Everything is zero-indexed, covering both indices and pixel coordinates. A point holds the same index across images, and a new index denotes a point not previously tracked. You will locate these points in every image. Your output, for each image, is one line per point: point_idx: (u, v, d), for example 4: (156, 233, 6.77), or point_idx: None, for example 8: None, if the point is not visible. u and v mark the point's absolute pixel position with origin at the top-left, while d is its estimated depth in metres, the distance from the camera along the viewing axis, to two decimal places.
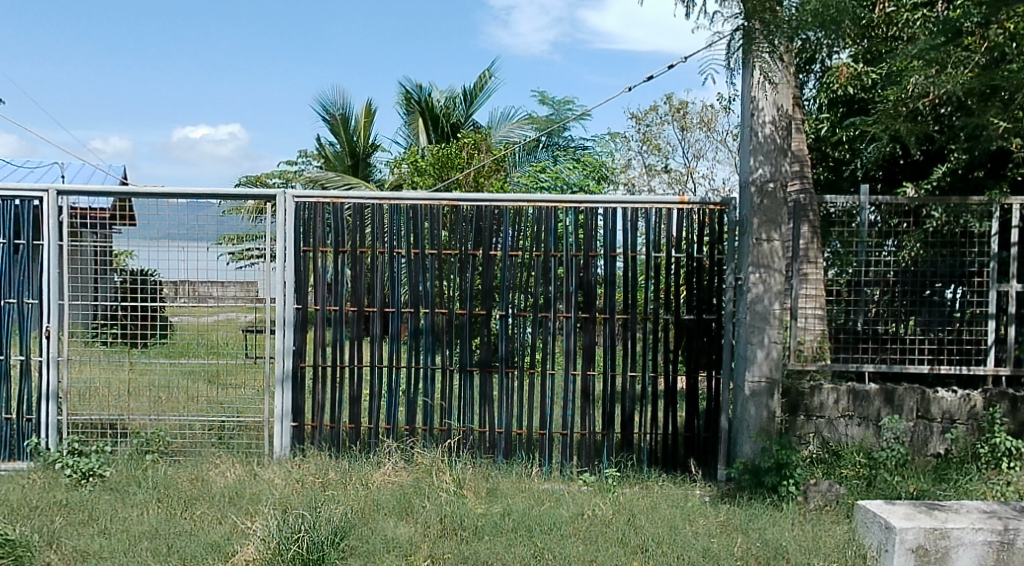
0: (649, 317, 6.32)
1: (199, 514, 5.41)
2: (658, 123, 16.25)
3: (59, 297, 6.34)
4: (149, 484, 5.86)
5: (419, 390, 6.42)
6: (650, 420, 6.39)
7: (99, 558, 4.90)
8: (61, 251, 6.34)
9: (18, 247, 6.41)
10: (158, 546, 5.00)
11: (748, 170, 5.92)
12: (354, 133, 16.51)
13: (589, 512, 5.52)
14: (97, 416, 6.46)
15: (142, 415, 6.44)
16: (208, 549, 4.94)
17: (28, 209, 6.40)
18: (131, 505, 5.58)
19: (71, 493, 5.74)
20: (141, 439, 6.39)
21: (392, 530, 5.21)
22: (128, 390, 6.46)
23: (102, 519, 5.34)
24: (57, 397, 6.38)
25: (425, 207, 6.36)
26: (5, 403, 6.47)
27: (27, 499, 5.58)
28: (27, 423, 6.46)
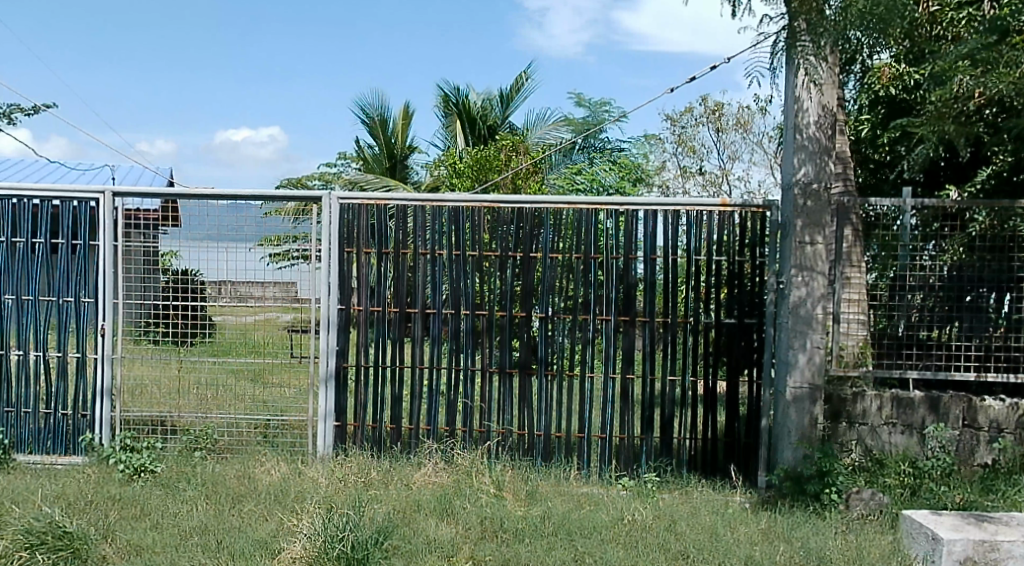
0: (689, 319, 6.30)
1: (247, 511, 5.49)
2: (693, 125, 16.18)
3: (113, 296, 6.47)
4: (198, 481, 5.96)
5: (459, 391, 6.46)
6: (690, 424, 6.36)
7: (151, 553, 4.99)
8: (115, 251, 6.44)
9: (75, 247, 6.52)
10: (209, 541, 5.08)
11: (791, 170, 5.89)
12: (392, 135, 16.62)
13: (629, 517, 5.54)
14: (147, 413, 6.57)
15: (190, 413, 6.57)
16: (256, 546, 5.02)
17: (85, 211, 6.50)
18: (181, 500, 5.68)
19: (124, 489, 5.84)
20: (190, 437, 6.50)
21: (434, 530, 5.27)
22: (176, 389, 6.55)
23: (155, 514, 5.45)
24: (110, 394, 6.51)
25: (467, 208, 6.40)
26: (62, 399, 6.60)
27: (83, 494, 5.69)
28: (81, 420, 6.59)
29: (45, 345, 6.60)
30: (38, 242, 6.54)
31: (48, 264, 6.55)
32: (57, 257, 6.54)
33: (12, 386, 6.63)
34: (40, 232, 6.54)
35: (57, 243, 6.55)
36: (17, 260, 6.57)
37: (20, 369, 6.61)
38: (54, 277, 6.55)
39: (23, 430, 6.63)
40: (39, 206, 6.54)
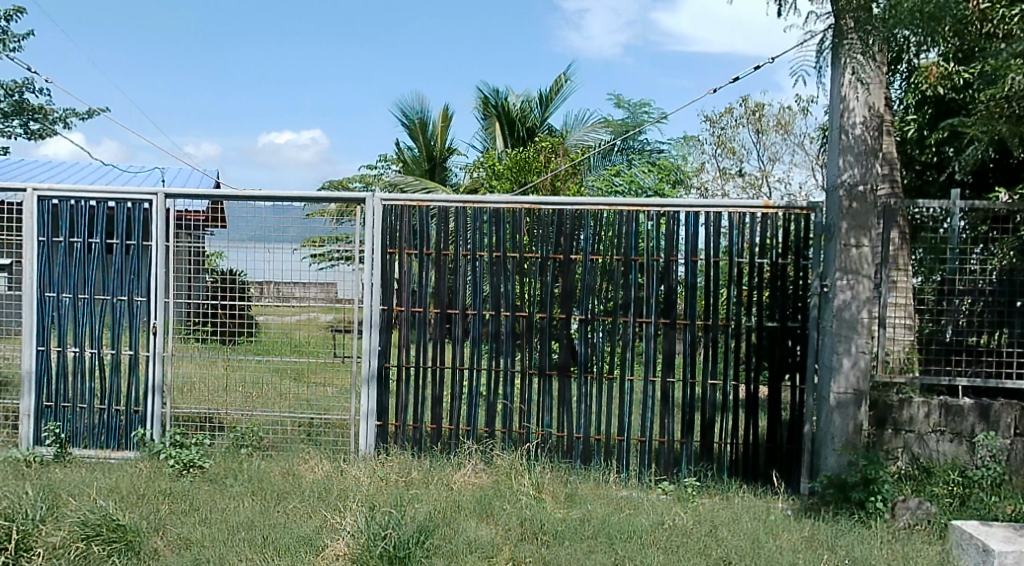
0: (731, 322, 6.24)
1: (292, 507, 5.55)
2: (733, 126, 16.04)
3: (164, 294, 6.60)
4: (245, 477, 6.04)
5: (499, 393, 6.45)
6: (731, 429, 6.29)
7: (201, 546, 5.07)
8: (166, 251, 6.59)
9: (129, 247, 6.63)
10: (255, 536, 5.14)
11: (837, 172, 5.83)
12: (431, 137, 16.70)
13: (669, 522, 5.51)
14: (195, 410, 6.67)
15: (236, 410, 6.64)
16: (301, 543, 5.08)
17: (139, 213, 6.60)
18: (228, 496, 5.75)
19: (175, 483, 5.93)
20: (237, 434, 6.60)
21: (475, 531, 5.28)
22: (224, 386, 6.64)
23: (204, 509, 5.52)
24: (161, 391, 6.63)
25: (508, 211, 6.40)
26: (115, 395, 6.70)
27: (135, 487, 5.79)
28: (134, 415, 6.69)
29: (99, 342, 6.70)
30: (95, 242, 6.64)
31: (104, 263, 6.66)
32: (113, 257, 6.65)
33: (67, 382, 6.74)
34: (97, 233, 6.63)
35: (112, 243, 6.65)
36: (73, 260, 6.68)
37: (77, 366, 6.72)
38: (110, 277, 6.67)
39: (78, 425, 6.74)
40: (96, 207, 6.63)
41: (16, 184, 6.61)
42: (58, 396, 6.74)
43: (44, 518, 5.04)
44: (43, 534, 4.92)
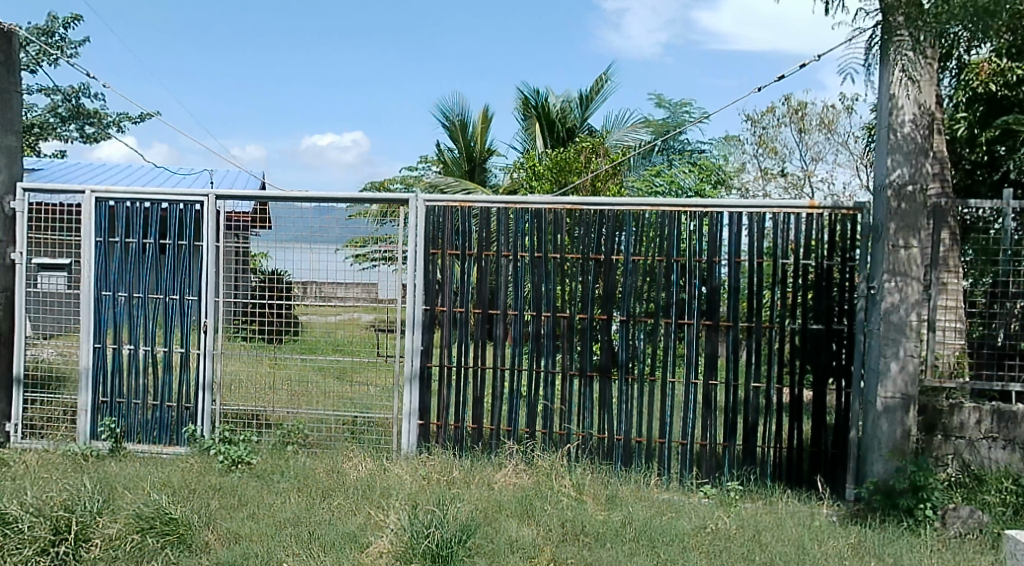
0: (775, 325, 6.17)
1: (336, 504, 5.61)
2: (775, 125, 15.85)
3: (214, 293, 6.64)
4: (291, 473, 6.11)
5: (540, 393, 6.44)
6: (774, 433, 6.21)
7: (250, 541, 5.16)
8: (217, 251, 6.63)
9: (181, 246, 6.70)
10: (301, 532, 5.24)
11: (885, 172, 5.73)
12: (471, 139, 16.72)
13: (712, 526, 5.45)
14: (245, 407, 6.72)
15: (282, 408, 6.68)
16: (346, 539, 5.14)
17: (190, 213, 6.68)
18: (275, 491, 5.84)
19: (224, 478, 6.03)
20: (283, 431, 6.66)
21: (516, 531, 5.28)
22: (270, 383, 6.69)
23: (251, 504, 5.62)
24: (211, 388, 6.70)
25: (549, 212, 6.37)
26: (168, 392, 6.79)
27: (186, 482, 5.90)
28: (184, 412, 6.76)
29: (152, 340, 6.79)
30: (149, 242, 6.74)
31: (157, 263, 6.75)
32: (166, 257, 6.73)
33: (123, 377, 6.83)
34: (150, 233, 6.73)
35: (165, 244, 6.73)
36: (129, 260, 6.77)
37: (131, 363, 6.81)
38: (163, 276, 6.74)
39: (132, 420, 6.83)
40: (150, 208, 6.73)
41: (74, 185, 6.68)
42: (113, 392, 6.84)
43: (100, 511, 5.14)
44: (100, 525, 5.01)
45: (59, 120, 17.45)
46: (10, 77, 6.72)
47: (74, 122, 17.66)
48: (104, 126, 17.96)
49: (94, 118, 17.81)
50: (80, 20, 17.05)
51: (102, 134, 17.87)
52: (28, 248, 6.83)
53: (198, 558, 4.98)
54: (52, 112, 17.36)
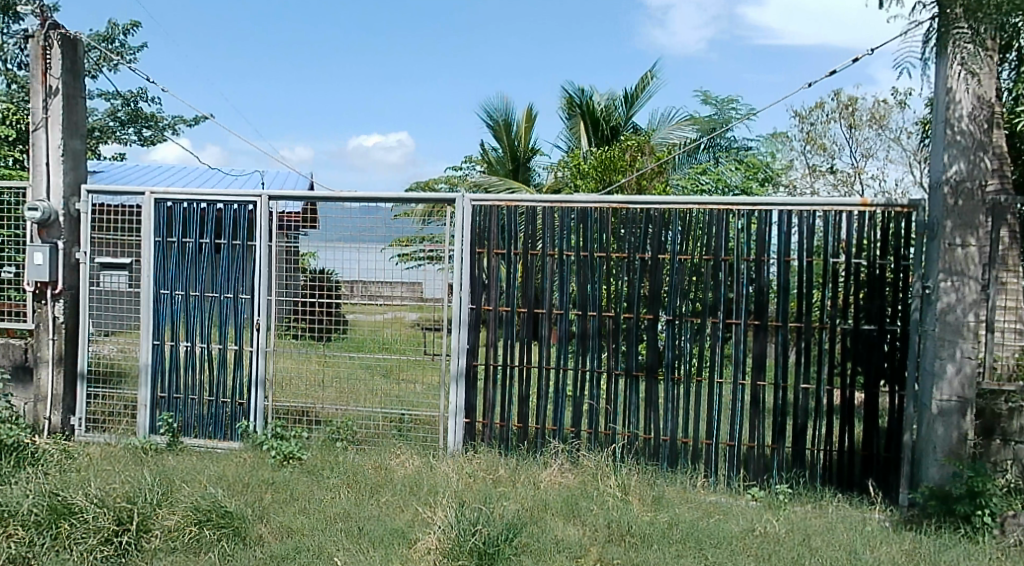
0: (826, 326, 6.06)
1: (386, 501, 5.67)
2: (824, 121, 15.55)
3: (266, 292, 6.72)
4: (341, 469, 6.16)
5: (585, 392, 6.38)
6: (824, 436, 6.10)
7: (301, 534, 5.27)
8: (269, 252, 6.70)
9: (235, 245, 6.76)
10: (351, 528, 5.32)
11: (941, 168, 5.60)
12: (515, 138, 16.70)
13: (760, 529, 5.37)
14: (293, 403, 6.75)
15: (330, 405, 6.70)
16: (395, 536, 5.21)
17: (244, 214, 6.74)
18: (327, 487, 5.90)
19: (276, 473, 6.10)
20: (332, 428, 6.67)
21: (562, 530, 5.26)
22: (319, 380, 6.69)
23: (304, 499, 5.71)
24: (262, 385, 6.73)
25: (595, 210, 6.33)
26: (222, 388, 6.85)
27: (241, 475, 6.00)
28: (238, 407, 6.82)
29: (207, 337, 6.84)
30: (205, 241, 6.80)
31: (212, 262, 6.80)
32: (221, 257, 6.79)
33: (180, 373, 6.91)
34: (206, 232, 6.79)
35: (220, 243, 6.79)
36: (185, 259, 6.84)
37: (188, 359, 6.89)
38: (218, 274, 6.80)
39: (189, 414, 6.91)
40: (206, 209, 6.79)
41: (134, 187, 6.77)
42: (171, 387, 6.93)
43: (161, 501, 5.31)
44: (160, 517, 5.19)
45: (118, 124, 17.77)
46: (74, 82, 6.99)
47: (132, 126, 17.97)
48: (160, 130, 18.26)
49: (152, 122, 18.11)
50: (138, 26, 17.35)
51: (159, 137, 18.16)
52: (92, 248, 6.94)
53: (253, 550, 5.11)
54: (111, 116, 17.67)
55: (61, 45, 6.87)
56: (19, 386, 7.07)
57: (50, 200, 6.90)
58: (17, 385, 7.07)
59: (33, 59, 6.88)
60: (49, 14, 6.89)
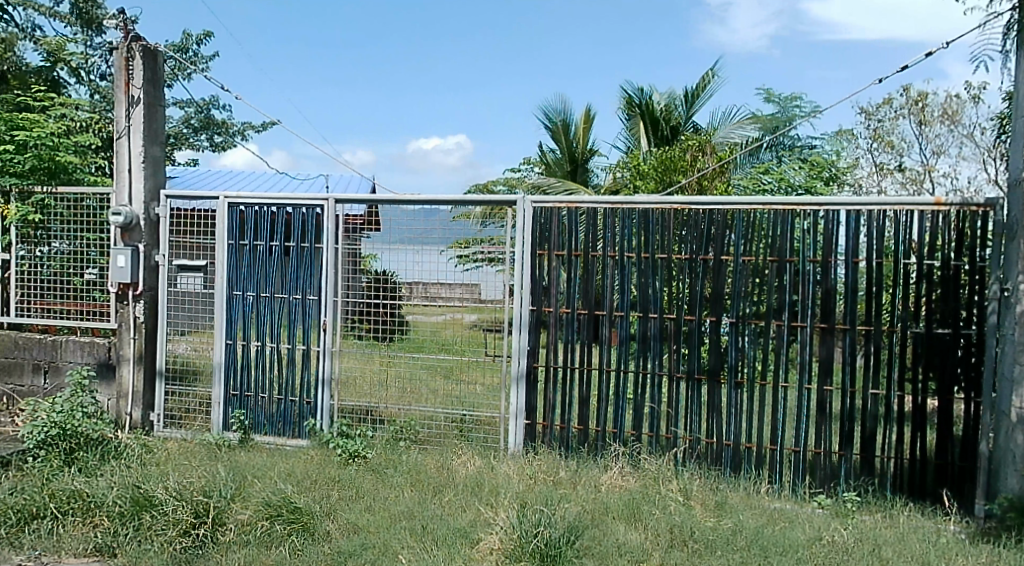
0: (896, 329, 5.85)
1: (449, 500, 5.63)
2: (892, 117, 14.82)
3: (333, 294, 6.71)
4: (405, 468, 6.14)
5: (645, 396, 6.27)
6: (894, 442, 5.89)
7: (367, 532, 5.27)
8: (337, 253, 6.69)
9: (303, 248, 6.79)
10: (416, 526, 5.30)
11: (1020, 165, 5.38)
12: (573, 140, 16.61)
13: (828, 538, 5.21)
14: (358, 403, 6.76)
15: (395, 404, 6.68)
16: (457, 535, 5.18)
17: (312, 217, 6.75)
18: (391, 485, 5.89)
19: (342, 471, 6.10)
20: (396, 427, 6.65)
21: (623, 534, 5.18)
22: (382, 381, 6.68)
23: (369, 496, 5.71)
24: (329, 384, 6.75)
25: (657, 212, 6.22)
26: (290, 387, 6.88)
27: (309, 472, 6.02)
28: (306, 405, 6.84)
29: (278, 338, 6.88)
30: (275, 244, 6.85)
31: (282, 264, 6.84)
32: (290, 259, 6.82)
33: (251, 372, 6.96)
34: (277, 236, 6.85)
35: (290, 246, 6.83)
36: (257, 261, 6.89)
37: (259, 358, 6.92)
38: (288, 276, 6.83)
39: (260, 412, 6.94)
40: (277, 212, 6.85)
41: (210, 193, 6.89)
42: (244, 385, 6.98)
43: (234, 496, 5.42)
44: (233, 511, 5.30)
45: (191, 130, 18.05)
46: (156, 92, 7.10)
47: (204, 132, 18.28)
48: (230, 136, 18.52)
49: (222, 128, 18.38)
50: (209, 35, 17.66)
51: (229, 143, 18.43)
52: (170, 250, 7.04)
53: (321, 545, 5.14)
54: (185, 123, 18.01)
55: (144, 56, 7.00)
56: (104, 382, 7.21)
57: (132, 204, 7.05)
58: (101, 381, 7.21)
59: (117, 70, 7.04)
60: (132, 26, 7.00)
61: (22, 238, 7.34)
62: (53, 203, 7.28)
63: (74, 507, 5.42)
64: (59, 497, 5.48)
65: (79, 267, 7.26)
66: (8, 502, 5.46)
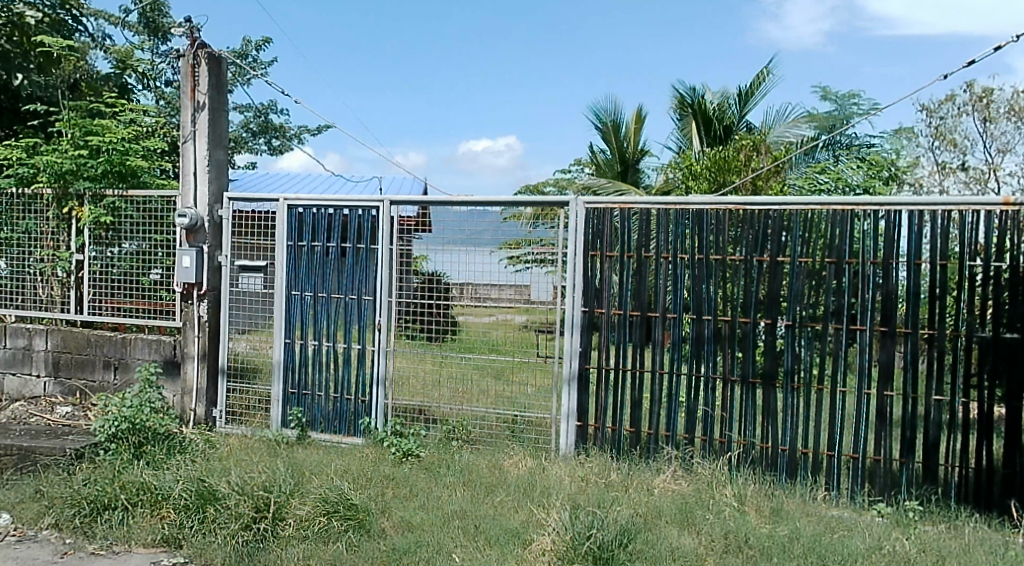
0: (961, 334, 5.65)
1: (499, 501, 5.57)
2: (954, 115, 14.34)
3: (388, 294, 6.70)
4: (457, 468, 6.09)
5: (698, 398, 6.16)
6: (959, 451, 5.69)
7: (420, 530, 5.24)
8: (391, 254, 6.68)
9: (359, 250, 6.78)
10: (468, 525, 5.25)
11: None
12: (624, 140, 16.46)
13: (888, 547, 5.05)
14: (406, 402, 6.74)
15: (445, 404, 6.63)
16: (510, 536, 5.12)
17: (367, 219, 6.75)
18: (443, 484, 5.85)
19: (396, 469, 6.10)
20: (448, 427, 6.60)
21: (676, 539, 5.08)
22: (435, 380, 6.64)
23: (422, 495, 5.67)
24: (385, 383, 6.74)
25: (711, 212, 6.10)
26: (345, 386, 6.87)
27: (365, 470, 6.02)
28: (361, 404, 6.83)
29: (334, 337, 6.88)
30: (331, 245, 6.84)
31: (338, 265, 6.83)
32: (346, 260, 6.82)
33: (307, 372, 6.97)
34: (333, 238, 6.84)
35: (346, 247, 6.82)
36: (315, 262, 6.90)
37: (317, 357, 6.93)
38: (344, 277, 6.82)
39: (317, 410, 6.95)
40: (333, 214, 6.84)
41: (270, 194, 6.94)
42: (301, 384, 6.98)
43: (293, 492, 5.40)
44: (293, 506, 5.28)
45: (249, 134, 18.25)
46: (220, 97, 7.16)
47: (262, 136, 18.46)
48: (287, 139, 18.68)
49: (279, 131, 18.56)
50: (268, 39, 17.84)
51: (287, 147, 18.60)
52: (232, 251, 7.10)
53: (377, 541, 5.12)
54: (243, 127, 18.21)
55: (209, 63, 7.06)
56: (171, 379, 7.27)
57: (197, 207, 7.10)
58: (167, 378, 7.27)
59: (183, 77, 7.11)
60: (198, 33, 7.06)
61: (94, 239, 7.45)
62: (123, 206, 7.36)
63: (143, 499, 5.47)
64: (130, 489, 5.54)
65: (145, 267, 7.34)
66: (82, 493, 5.56)
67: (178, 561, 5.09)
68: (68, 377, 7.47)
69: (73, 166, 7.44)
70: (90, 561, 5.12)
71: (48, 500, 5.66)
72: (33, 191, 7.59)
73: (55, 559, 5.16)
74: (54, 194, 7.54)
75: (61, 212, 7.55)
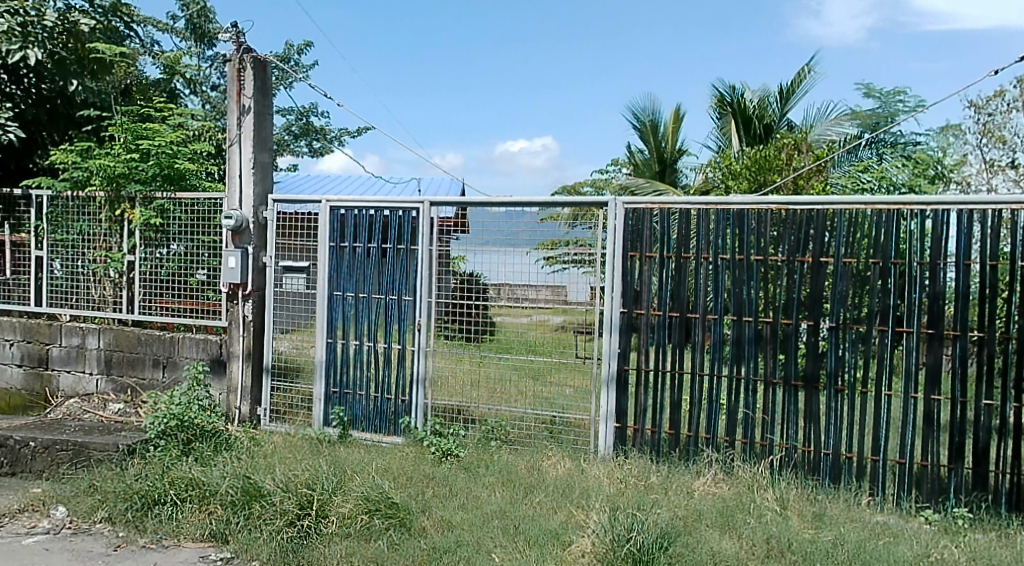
0: (1012, 336, 5.53)
1: (538, 501, 5.52)
2: (1003, 111, 14.01)
3: (427, 294, 6.67)
4: (496, 468, 6.06)
5: (739, 400, 6.06)
6: (1010, 457, 5.57)
7: (460, 529, 5.19)
8: (431, 255, 6.65)
9: (399, 249, 6.77)
10: (508, 525, 5.21)
11: None
12: (661, 139, 16.34)
13: (936, 555, 4.93)
14: (446, 402, 6.70)
15: (484, 404, 6.58)
16: (549, 537, 5.06)
17: (408, 220, 6.74)
18: (483, 484, 5.81)
19: (436, 468, 6.06)
20: (487, 427, 6.56)
21: (718, 542, 5.01)
22: (472, 381, 6.60)
23: (461, 495, 5.63)
24: (425, 383, 6.72)
25: (753, 211, 6.00)
26: (385, 385, 6.86)
27: (405, 469, 5.99)
28: (401, 404, 6.81)
29: (374, 337, 6.87)
30: (373, 246, 6.83)
31: (378, 266, 6.82)
32: (387, 261, 6.81)
33: (349, 371, 6.96)
34: (374, 238, 6.83)
35: (386, 248, 6.81)
36: (355, 262, 6.89)
37: (357, 357, 6.92)
38: (384, 278, 6.81)
39: (357, 409, 6.93)
40: (374, 215, 6.82)
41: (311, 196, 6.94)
42: (343, 383, 6.98)
43: (335, 489, 5.38)
44: (335, 504, 5.27)
45: (291, 137, 18.38)
46: (265, 100, 7.17)
47: (303, 138, 18.58)
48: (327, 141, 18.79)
49: (321, 133, 18.66)
50: (309, 43, 17.98)
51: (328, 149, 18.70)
52: (276, 252, 7.09)
53: (417, 540, 5.08)
54: (285, 130, 18.34)
55: (254, 67, 7.07)
56: (216, 377, 7.31)
57: (242, 208, 7.12)
58: (213, 376, 7.32)
59: (229, 81, 7.16)
60: (244, 37, 7.09)
61: (144, 240, 7.55)
62: (172, 208, 7.44)
63: (191, 495, 5.49)
64: (178, 485, 5.56)
65: (191, 268, 7.37)
66: (134, 487, 5.60)
67: (224, 557, 5.10)
68: (120, 374, 7.54)
69: (126, 170, 7.51)
70: (142, 554, 5.15)
71: (100, 494, 5.67)
72: (86, 195, 7.70)
73: (108, 551, 5.20)
74: (107, 197, 7.63)
75: (113, 214, 7.64)
